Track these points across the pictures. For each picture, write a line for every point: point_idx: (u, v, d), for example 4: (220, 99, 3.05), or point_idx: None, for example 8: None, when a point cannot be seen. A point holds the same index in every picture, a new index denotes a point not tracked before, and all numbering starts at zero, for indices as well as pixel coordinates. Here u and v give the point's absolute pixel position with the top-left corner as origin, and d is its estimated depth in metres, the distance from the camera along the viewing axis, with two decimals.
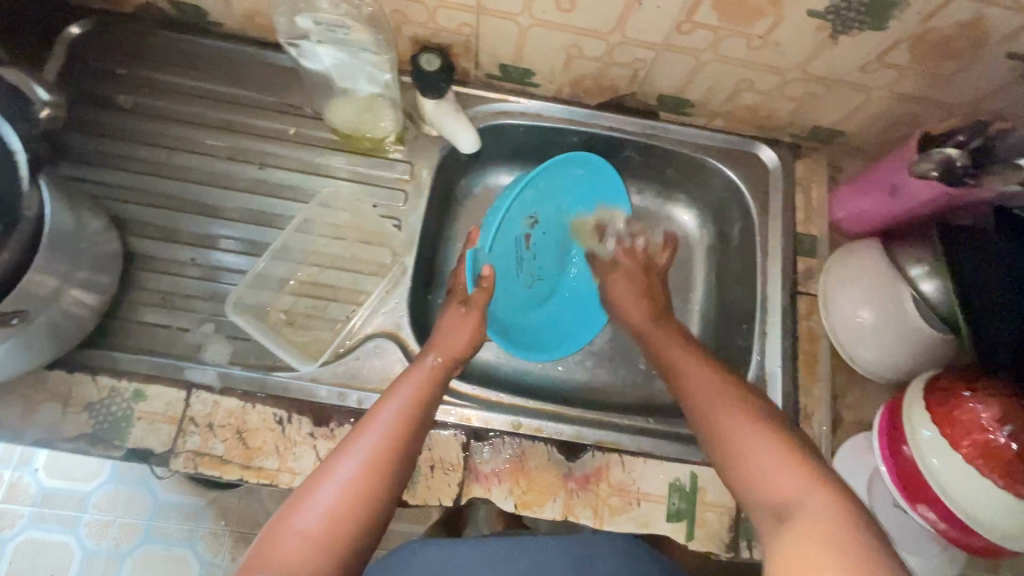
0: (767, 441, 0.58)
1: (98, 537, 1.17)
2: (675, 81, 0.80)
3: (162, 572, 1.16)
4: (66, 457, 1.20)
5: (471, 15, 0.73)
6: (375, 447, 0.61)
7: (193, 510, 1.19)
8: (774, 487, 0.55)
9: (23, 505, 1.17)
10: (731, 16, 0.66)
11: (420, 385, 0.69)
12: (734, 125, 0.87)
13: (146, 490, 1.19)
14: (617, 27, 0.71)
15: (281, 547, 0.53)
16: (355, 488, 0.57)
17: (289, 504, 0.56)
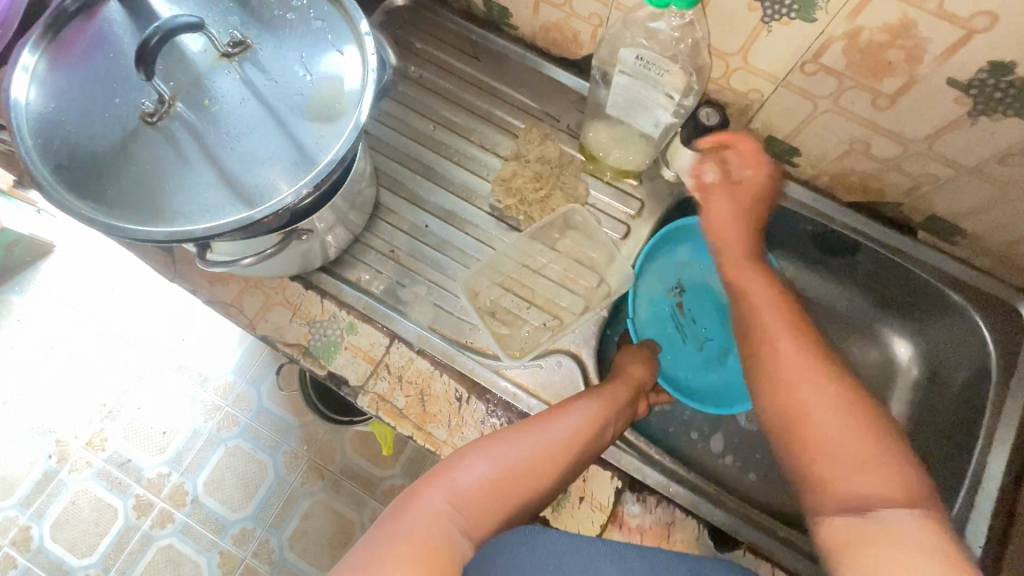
0: (846, 402, 0.47)
1: (209, 416, 1.46)
2: (794, 121, 0.67)
3: (246, 466, 1.43)
4: (204, 344, 1.51)
5: (585, 24, 0.71)
6: (557, 441, 0.58)
7: (286, 425, 1.46)
8: (837, 447, 0.45)
9: (167, 369, 1.49)
10: (862, 66, 0.56)
11: (611, 387, 0.66)
12: (870, 192, 0.72)
13: (257, 393, 1.48)
14: (737, 53, 0.62)
15: (455, 478, 0.52)
16: (537, 455, 0.56)
17: (481, 441, 0.56)
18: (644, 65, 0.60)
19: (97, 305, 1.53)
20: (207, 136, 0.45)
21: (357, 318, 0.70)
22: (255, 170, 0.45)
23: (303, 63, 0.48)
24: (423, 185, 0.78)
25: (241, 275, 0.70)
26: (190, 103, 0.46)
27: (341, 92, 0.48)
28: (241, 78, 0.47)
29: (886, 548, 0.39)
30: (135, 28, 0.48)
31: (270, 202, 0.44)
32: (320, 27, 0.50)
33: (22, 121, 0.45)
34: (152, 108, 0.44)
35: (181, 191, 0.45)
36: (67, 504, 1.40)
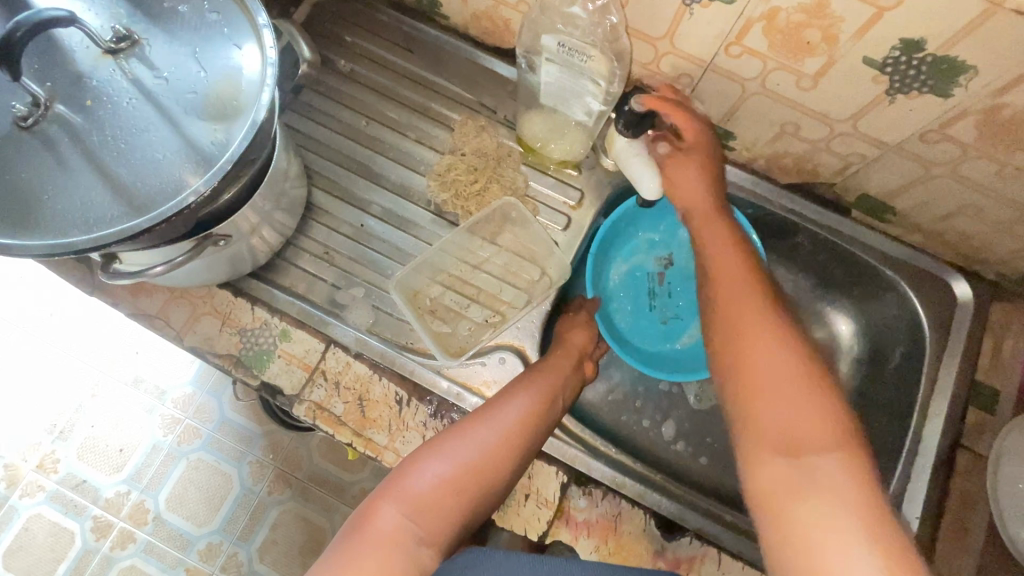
0: (788, 351, 0.49)
1: (167, 430, 1.41)
2: (725, 105, 0.67)
3: (209, 478, 1.38)
4: (158, 355, 1.45)
5: (514, 11, 0.69)
6: (507, 428, 0.57)
7: (248, 435, 1.42)
8: (782, 407, 0.46)
9: (121, 381, 1.43)
10: (783, 47, 0.55)
11: (556, 362, 0.65)
12: (805, 174, 0.72)
13: (217, 402, 1.43)
14: (662, 38, 0.61)
15: (407, 487, 0.52)
16: (489, 445, 0.56)
17: (430, 441, 0.55)
18: (567, 52, 0.59)
19: (38, 322, 1.46)
20: (90, 140, 0.42)
21: (290, 325, 0.67)
22: (146, 175, 0.42)
23: (197, 58, 0.45)
24: (358, 184, 0.75)
25: (165, 286, 0.67)
26: (69, 105, 0.42)
27: (239, 88, 0.45)
28: (128, 75, 0.44)
29: (803, 512, 0.40)
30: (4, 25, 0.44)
31: (163, 208, 0.41)
32: (215, 20, 0.47)
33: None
34: (23, 111, 0.41)
35: (65, 201, 0.41)
36: (19, 531, 1.34)
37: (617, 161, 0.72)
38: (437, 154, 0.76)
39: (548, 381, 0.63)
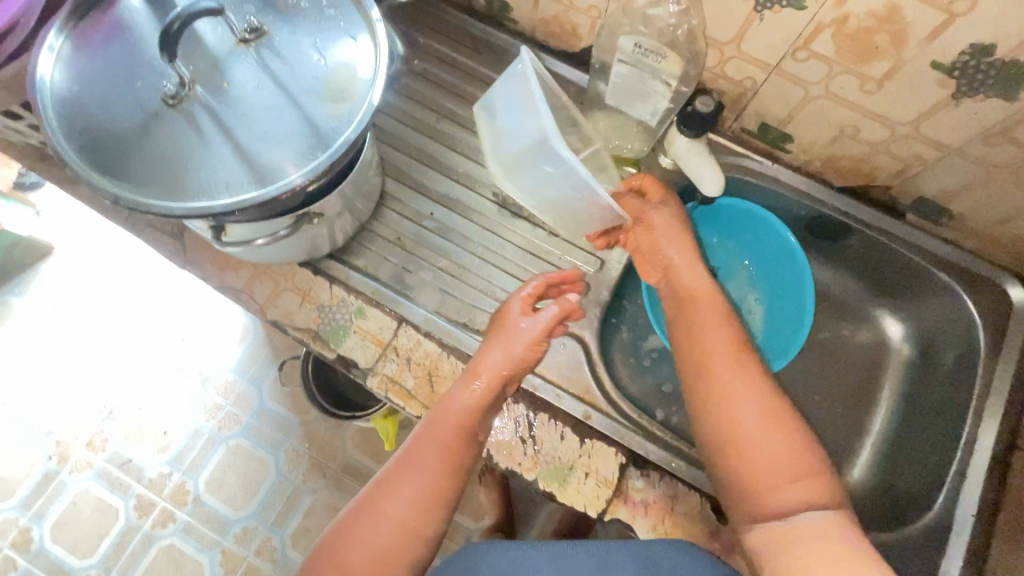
0: (775, 432, 0.54)
1: (209, 415, 1.47)
2: (786, 108, 0.69)
3: (248, 463, 1.44)
4: (206, 341, 1.52)
5: (584, 17, 0.74)
6: (410, 500, 0.56)
7: (287, 422, 1.47)
8: (784, 497, 0.52)
9: (168, 366, 1.50)
10: (851, 51, 0.58)
11: (467, 408, 0.61)
12: (859, 177, 0.74)
13: (257, 390, 1.49)
14: (730, 42, 0.64)
15: (342, 561, 0.53)
16: (398, 521, 0.55)
17: (341, 529, 0.55)
18: (642, 52, 0.63)
19: (98, 304, 1.54)
20: (225, 117, 0.47)
21: (365, 303, 0.71)
22: (273, 148, 0.47)
23: (317, 47, 0.50)
24: (427, 175, 0.80)
25: (251, 262, 0.72)
26: (208, 86, 0.47)
27: (355, 75, 0.50)
28: (258, 63, 0.49)
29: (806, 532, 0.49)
30: (151, 16, 0.50)
31: (291, 179, 0.46)
32: (333, 14, 0.52)
33: (45, 104, 0.46)
34: (172, 90, 0.46)
35: (202, 170, 0.46)
36: (69, 504, 1.40)
37: (676, 160, 0.75)
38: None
39: (469, 404, 0.61)
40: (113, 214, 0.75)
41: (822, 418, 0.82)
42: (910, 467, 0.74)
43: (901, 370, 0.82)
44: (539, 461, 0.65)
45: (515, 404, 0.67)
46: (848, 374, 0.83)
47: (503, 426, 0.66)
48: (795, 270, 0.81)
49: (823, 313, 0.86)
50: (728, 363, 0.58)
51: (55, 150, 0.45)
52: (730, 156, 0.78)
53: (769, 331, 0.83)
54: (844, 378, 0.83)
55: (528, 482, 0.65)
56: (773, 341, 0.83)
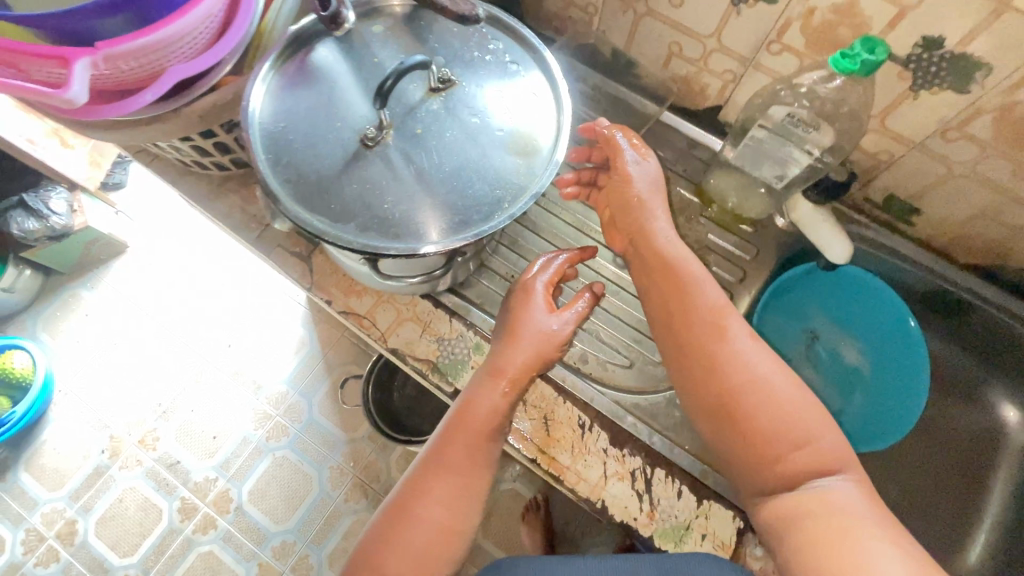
0: (810, 418, 0.51)
1: (258, 425, 1.49)
2: (920, 183, 0.70)
3: (292, 477, 1.44)
4: (267, 351, 1.55)
5: (715, 80, 0.76)
6: (429, 538, 0.55)
7: (333, 439, 1.47)
8: (805, 459, 0.50)
9: (221, 372, 1.53)
10: (1010, 137, 0.58)
11: (472, 434, 0.59)
12: (987, 257, 0.73)
13: (308, 403, 1.50)
14: (876, 117, 0.65)
15: None
16: (416, 561, 0.54)
17: (359, 574, 0.54)
18: (793, 122, 0.64)
19: (169, 306, 1.59)
20: (420, 161, 0.49)
21: (484, 340, 0.73)
22: (460, 194, 0.49)
23: (503, 101, 0.53)
24: (543, 217, 0.81)
25: (376, 290, 0.74)
26: (403, 130, 0.50)
27: (537, 129, 0.52)
28: (449, 111, 0.51)
29: (831, 509, 0.47)
30: (351, 65, 0.54)
31: (485, 224, 0.48)
32: (516, 70, 0.55)
33: (254, 139, 0.50)
34: (373, 134, 0.49)
35: (398, 208, 0.48)
36: (115, 501, 1.41)
37: (798, 224, 0.75)
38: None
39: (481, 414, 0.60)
40: (245, 231, 0.78)
41: (927, 498, 0.79)
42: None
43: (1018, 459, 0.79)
44: (656, 518, 0.64)
45: (631, 457, 0.66)
46: (957, 451, 0.81)
47: (620, 479, 0.66)
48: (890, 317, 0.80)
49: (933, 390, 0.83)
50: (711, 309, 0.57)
51: (262, 182, 0.48)
52: (850, 224, 0.78)
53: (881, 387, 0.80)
54: (954, 458, 0.81)
55: (643, 538, 0.64)
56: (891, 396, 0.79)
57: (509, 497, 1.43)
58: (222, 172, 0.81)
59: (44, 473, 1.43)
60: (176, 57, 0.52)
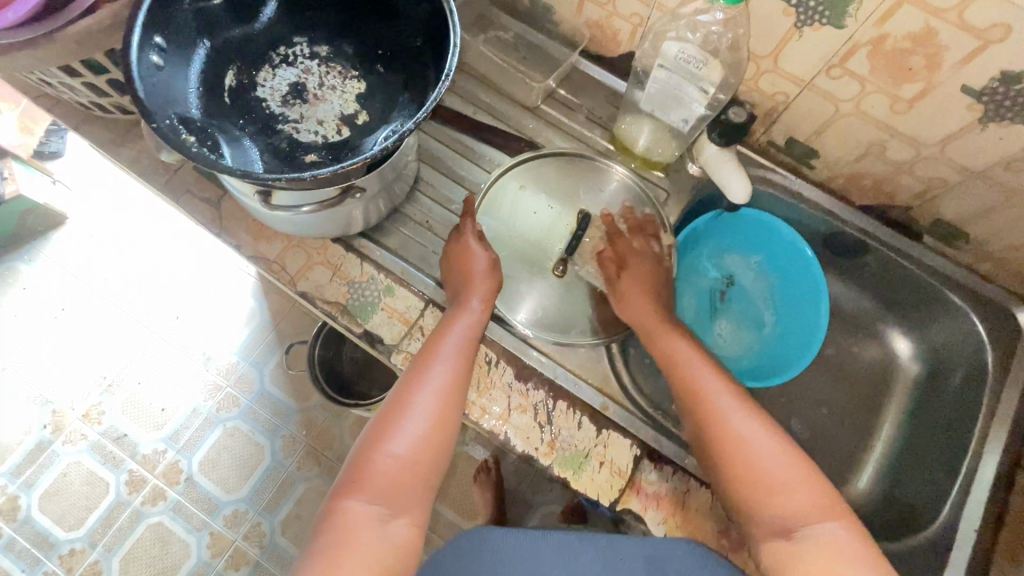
0: (796, 469, 0.56)
1: (208, 397, 1.41)
2: (813, 125, 0.72)
3: (243, 448, 1.38)
4: (220, 317, 1.46)
5: (625, 24, 0.76)
6: (430, 411, 0.61)
7: (285, 408, 1.41)
8: (787, 507, 0.54)
9: (178, 336, 1.45)
10: (885, 72, 0.61)
11: (459, 329, 0.66)
12: (879, 197, 0.76)
13: (259, 375, 1.43)
14: (770, 55, 0.66)
15: (374, 463, 0.57)
16: (426, 427, 0.60)
17: (367, 441, 0.59)
18: (685, 59, 0.66)
19: (113, 274, 1.48)
20: (577, 282, 0.78)
21: (394, 281, 0.73)
22: (591, 302, 0.77)
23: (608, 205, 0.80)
24: (462, 164, 0.82)
25: (285, 234, 0.73)
26: (538, 242, 0.78)
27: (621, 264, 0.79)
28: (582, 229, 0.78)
29: (813, 550, 0.51)
30: (513, 194, 0.79)
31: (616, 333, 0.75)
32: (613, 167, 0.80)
33: (133, 67, 0.50)
34: (561, 269, 0.77)
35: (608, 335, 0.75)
36: (59, 475, 1.34)
37: (705, 168, 0.77)
38: (537, 144, 0.82)
39: (461, 341, 0.65)
40: (152, 176, 0.76)
41: (833, 430, 0.84)
42: (914, 478, 0.76)
43: (908, 388, 0.85)
44: (556, 447, 0.66)
45: (535, 390, 0.69)
46: (859, 383, 0.86)
47: (523, 410, 0.68)
48: (787, 246, 0.83)
49: (836, 330, 0.88)
50: (731, 404, 0.60)
51: (142, 110, 0.48)
52: (755, 166, 0.80)
53: (791, 306, 0.85)
54: (851, 388, 0.86)
55: (544, 466, 0.66)
56: (802, 304, 0.84)
57: (464, 457, 1.36)
58: (128, 117, 0.78)
59: None
60: None
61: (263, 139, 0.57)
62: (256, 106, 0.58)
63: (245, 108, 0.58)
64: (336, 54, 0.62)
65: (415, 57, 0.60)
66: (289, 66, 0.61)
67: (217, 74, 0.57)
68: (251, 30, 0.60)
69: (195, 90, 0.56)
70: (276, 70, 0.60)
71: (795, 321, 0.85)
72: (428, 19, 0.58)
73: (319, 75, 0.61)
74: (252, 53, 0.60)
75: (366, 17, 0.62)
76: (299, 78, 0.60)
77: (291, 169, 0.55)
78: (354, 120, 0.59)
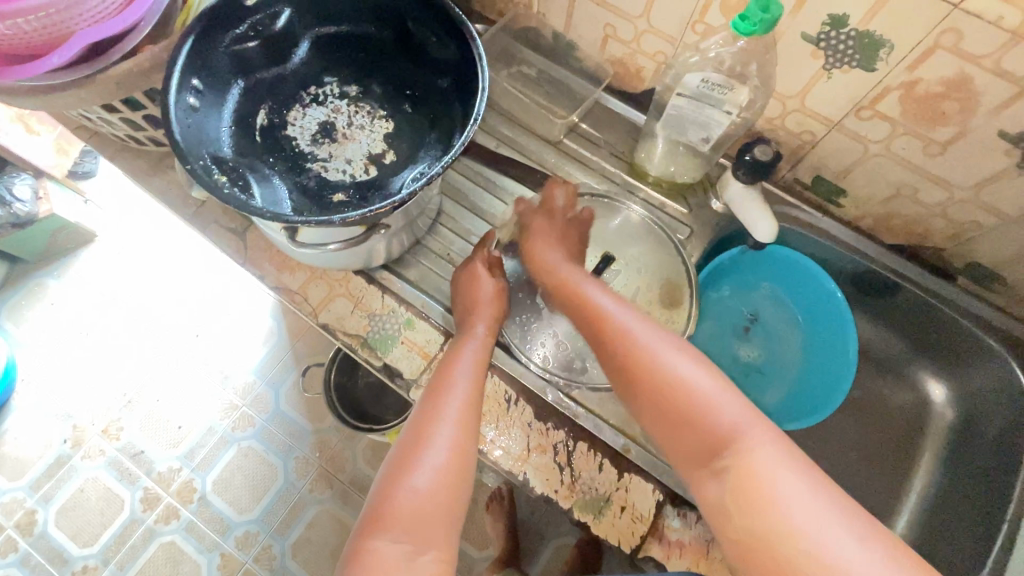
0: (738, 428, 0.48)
1: (225, 416, 1.42)
2: (840, 165, 0.71)
3: (258, 468, 1.38)
4: (235, 335, 1.48)
5: (649, 62, 0.76)
6: (448, 442, 0.59)
7: (300, 429, 1.41)
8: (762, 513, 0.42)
9: (195, 352, 1.46)
10: (916, 115, 0.60)
11: (468, 356, 0.66)
12: (909, 240, 0.75)
13: (275, 395, 1.44)
14: (797, 95, 0.66)
15: (396, 505, 0.55)
16: (445, 461, 0.58)
17: (387, 480, 0.58)
18: (707, 87, 0.65)
19: (136, 292, 1.50)
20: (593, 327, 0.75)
21: (414, 315, 0.73)
22: None
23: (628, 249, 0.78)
24: (484, 197, 0.82)
25: (309, 266, 0.74)
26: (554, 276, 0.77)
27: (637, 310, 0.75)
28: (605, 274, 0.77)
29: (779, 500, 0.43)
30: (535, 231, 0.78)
31: None
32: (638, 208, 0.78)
33: (171, 109, 0.51)
34: None
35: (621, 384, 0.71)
36: (76, 491, 1.35)
37: (729, 204, 0.77)
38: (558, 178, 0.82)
39: (469, 367, 0.65)
40: (182, 207, 0.78)
41: (862, 477, 0.81)
42: (952, 531, 0.72)
43: (943, 436, 0.81)
44: (576, 490, 0.65)
45: (555, 430, 0.67)
46: (889, 427, 0.84)
47: (542, 450, 0.67)
48: (810, 280, 0.82)
49: (862, 369, 0.86)
50: (646, 329, 0.55)
51: (177, 152, 0.49)
52: (780, 203, 0.79)
53: (816, 339, 0.84)
54: (881, 431, 0.83)
55: (563, 509, 0.65)
56: (827, 338, 0.83)
57: (478, 485, 1.33)
58: (161, 149, 0.80)
59: (5, 463, 1.36)
60: (83, 20, 0.54)
61: (291, 177, 0.58)
62: (286, 144, 0.59)
63: (275, 147, 0.59)
64: (365, 94, 0.63)
65: (440, 96, 0.61)
66: (319, 105, 0.62)
67: (249, 114, 0.59)
68: (284, 70, 0.61)
69: (228, 129, 0.57)
70: (307, 109, 0.62)
71: (821, 348, 0.83)
72: (455, 60, 0.59)
73: (348, 114, 0.62)
74: (283, 92, 0.61)
75: (394, 58, 0.63)
76: (329, 117, 0.61)
77: (318, 208, 0.56)
78: (382, 159, 0.60)
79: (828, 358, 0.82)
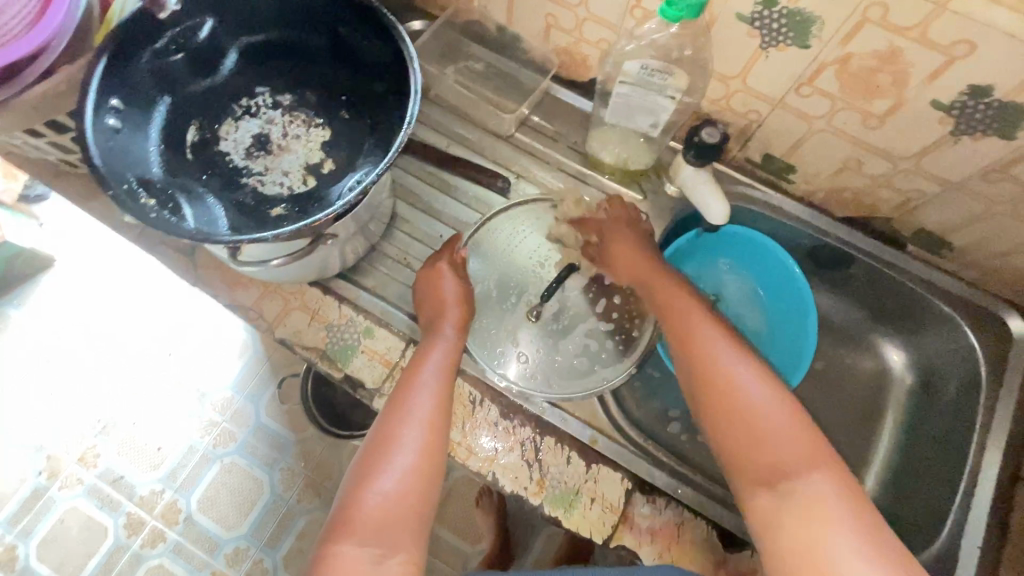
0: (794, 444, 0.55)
1: (203, 433, 1.39)
2: (787, 142, 0.71)
3: (240, 483, 1.36)
4: (209, 351, 1.45)
5: (592, 50, 0.75)
6: (416, 444, 0.59)
7: (280, 441, 1.39)
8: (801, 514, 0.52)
9: (168, 370, 1.43)
10: (853, 89, 0.60)
11: (437, 357, 0.65)
12: (859, 211, 0.76)
13: (254, 409, 1.41)
14: (738, 75, 0.66)
15: (364, 508, 0.55)
16: (414, 463, 0.58)
17: (355, 484, 0.57)
18: (648, 73, 0.65)
19: (99, 315, 1.46)
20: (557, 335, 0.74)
21: (373, 323, 0.72)
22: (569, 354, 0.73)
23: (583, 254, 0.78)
24: (438, 198, 0.81)
25: (261, 281, 0.72)
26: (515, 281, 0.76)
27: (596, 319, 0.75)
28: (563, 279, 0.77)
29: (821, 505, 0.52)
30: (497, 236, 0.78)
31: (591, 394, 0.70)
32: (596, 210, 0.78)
33: (89, 131, 0.49)
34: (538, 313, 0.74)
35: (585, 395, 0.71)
36: (56, 523, 1.32)
37: (682, 188, 0.77)
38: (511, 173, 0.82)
39: (439, 368, 0.64)
40: (123, 229, 0.75)
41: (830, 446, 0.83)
42: (917, 491, 0.75)
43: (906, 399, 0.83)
44: (546, 485, 0.65)
45: (521, 428, 0.67)
46: (854, 395, 0.85)
47: (510, 449, 0.66)
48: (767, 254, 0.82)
49: (825, 341, 0.87)
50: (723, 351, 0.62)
51: (98, 177, 0.47)
52: (733, 183, 0.79)
53: (778, 312, 0.85)
54: (846, 399, 0.85)
55: (535, 506, 0.65)
56: (788, 309, 0.84)
57: (464, 482, 1.33)
58: None
59: None
60: None
61: (227, 194, 0.56)
62: (220, 160, 0.58)
63: (208, 164, 0.58)
64: (300, 103, 0.62)
65: (375, 100, 0.60)
66: (252, 117, 0.61)
67: (178, 131, 0.57)
68: (212, 84, 0.60)
69: (156, 148, 0.55)
70: (239, 122, 0.60)
71: (782, 320, 0.84)
72: (387, 62, 0.57)
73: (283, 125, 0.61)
74: (214, 106, 0.60)
75: (326, 63, 0.62)
76: (263, 129, 0.60)
77: (255, 224, 0.54)
78: (319, 168, 0.59)
79: (789, 333, 0.83)
